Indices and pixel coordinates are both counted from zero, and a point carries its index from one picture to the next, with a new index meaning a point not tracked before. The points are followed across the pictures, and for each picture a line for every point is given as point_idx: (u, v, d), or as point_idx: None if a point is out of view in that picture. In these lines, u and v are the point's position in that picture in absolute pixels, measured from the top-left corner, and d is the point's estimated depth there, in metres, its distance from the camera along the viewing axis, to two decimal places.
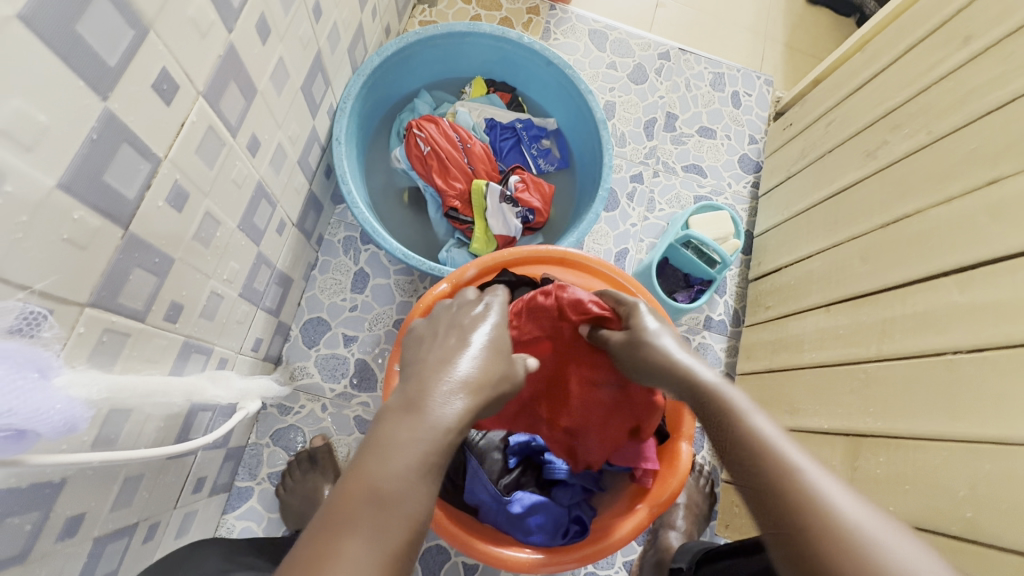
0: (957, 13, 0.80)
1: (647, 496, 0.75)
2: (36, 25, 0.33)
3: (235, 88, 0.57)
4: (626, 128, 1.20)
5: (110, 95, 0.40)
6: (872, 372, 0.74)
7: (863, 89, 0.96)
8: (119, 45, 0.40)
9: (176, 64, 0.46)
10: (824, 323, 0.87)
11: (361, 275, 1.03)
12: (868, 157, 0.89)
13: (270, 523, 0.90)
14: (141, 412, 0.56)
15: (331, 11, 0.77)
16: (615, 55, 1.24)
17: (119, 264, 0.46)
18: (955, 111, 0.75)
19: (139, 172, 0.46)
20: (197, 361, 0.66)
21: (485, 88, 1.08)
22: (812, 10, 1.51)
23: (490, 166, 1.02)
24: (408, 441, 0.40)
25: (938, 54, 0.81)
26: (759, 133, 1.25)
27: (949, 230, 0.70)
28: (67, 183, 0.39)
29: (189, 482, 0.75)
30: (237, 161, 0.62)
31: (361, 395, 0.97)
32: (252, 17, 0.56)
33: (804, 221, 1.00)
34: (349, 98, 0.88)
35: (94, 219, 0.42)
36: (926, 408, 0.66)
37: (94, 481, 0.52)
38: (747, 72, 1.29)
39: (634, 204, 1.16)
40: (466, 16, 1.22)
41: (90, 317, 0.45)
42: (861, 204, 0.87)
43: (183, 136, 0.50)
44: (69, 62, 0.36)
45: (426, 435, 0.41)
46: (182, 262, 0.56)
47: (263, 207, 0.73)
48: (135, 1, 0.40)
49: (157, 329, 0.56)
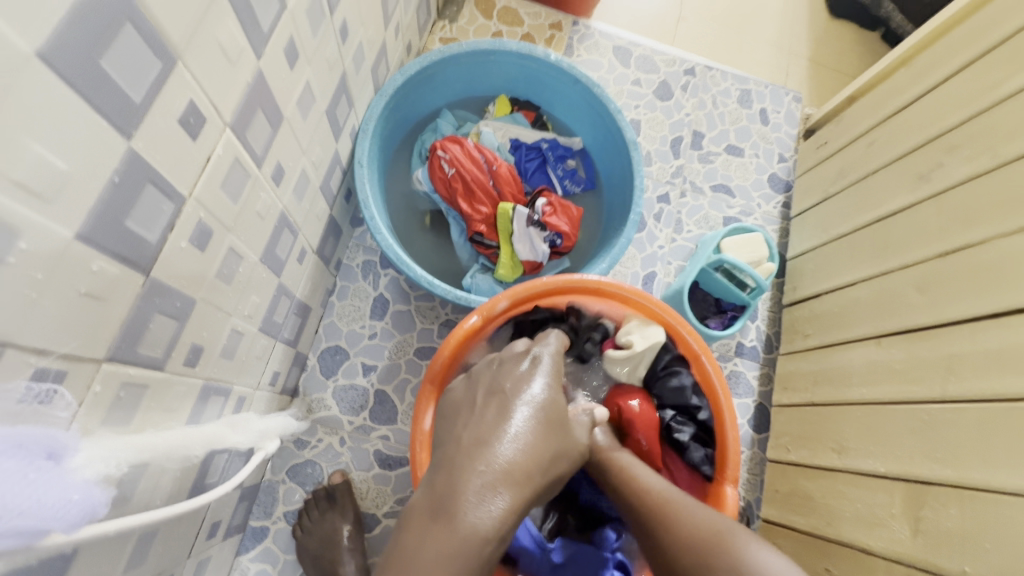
0: (1014, 31, 0.76)
1: None
2: (57, 62, 0.29)
3: (262, 117, 0.53)
4: (652, 147, 1.17)
5: (136, 133, 0.36)
6: (932, 413, 0.70)
7: (906, 109, 0.92)
8: (146, 78, 0.36)
9: (204, 96, 0.43)
10: (875, 357, 0.81)
11: (380, 301, 0.98)
12: (923, 179, 0.83)
13: (286, 565, 0.86)
14: (158, 466, 0.52)
15: (358, 31, 0.73)
16: (639, 71, 1.21)
17: (138, 313, 0.42)
18: (1017, 135, 0.71)
19: (163, 213, 0.42)
20: (215, 404, 0.62)
21: (509, 106, 1.05)
22: (836, 24, 1.48)
23: (516, 188, 0.97)
24: (442, 549, 0.39)
25: (993, 75, 0.77)
26: (788, 151, 1.21)
27: (1017, 263, 0.66)
28: (86, 233, 0.35)
29: (203, 529, 0.70)
30: (262, 193, 0.58)
31: (381, 428, 0.93)
32: (281, 41, 0.53)
33: (844, 245, 0.96)
34: (372, 119, 0.85)
35: (114, 268, 0.38)
36: (999, 456, 0.61)
37: (108, 545, 0.48)
38: (775, 88, 1.25)
39: (662, 226, 1.12)
40: (487, 32, 1.19)
41: (106, 373, 0.40)
42: (909, 230, 0.83)
43: (209, 171, 0.46)
44: (92, 100, 0.32)
45: (460, 541, 0.39)
46: (203, 303, 0.52)
47: (285, 237, 0.69)
48: (163, 30, 0.36)
49: (176, 376, 0.51)
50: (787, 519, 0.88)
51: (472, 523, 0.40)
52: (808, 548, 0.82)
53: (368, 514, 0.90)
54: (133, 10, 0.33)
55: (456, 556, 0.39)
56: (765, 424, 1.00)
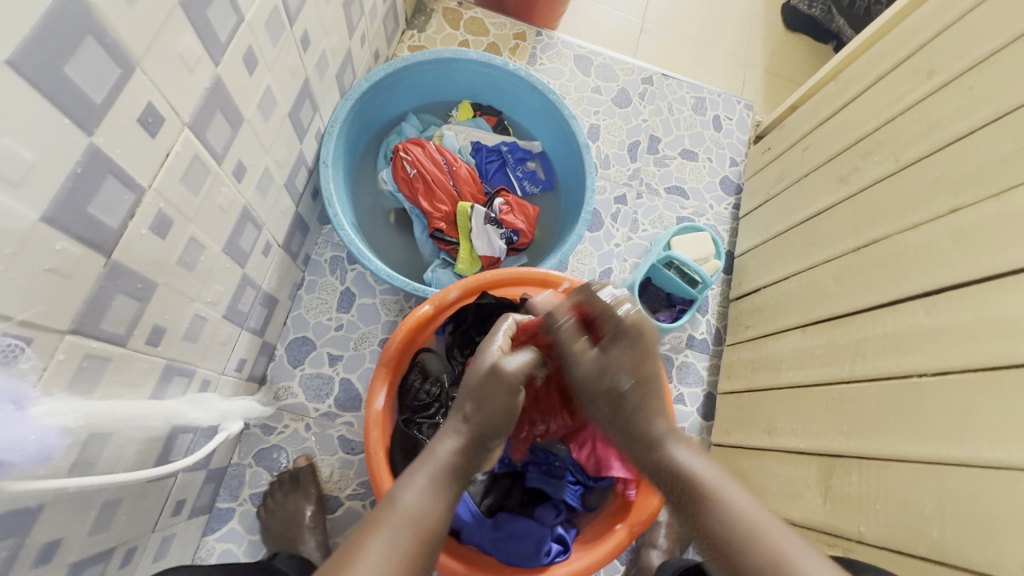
0: (923, 46, 0.83)
1: (627, 516, 0.76)
2: (25, 69, 0.34)
3: (221, 118, 0.59)
4: (610, 151, 1.23)
5: (97, 130, 0.42)
6: (846, 392, 0.76)
7: (836, 117, 0.99)
8: (107, 82, 0.41)
9: (163, 98, 0.48)
10: (801, 343, 0.89)
11: (347, 294, 1.04)
12: (841, 182, 0.92)
13: (251, 545, 0.90)
14: (122, 436, 0.56)
15: (320, 41, 0.79)
16: (599, 79, 1.28)
17: (101, 291, 0.47)
18: (921, 140, 0.78)
19: (124, 202, 0.47)
20: (179, 383, 0.66)
21: (471, 111, 1.11)
22: (791, 37, 1.56)
23: (475, 189, 1.04)
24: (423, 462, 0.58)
25: (905, 86, 0.85)
26: (739, 156, 1.28)
27: (916, 256, 0.73)
28: (50, 217, 0.40)
29: (169, 504, 0.75)
30: (223, 188, 0.63)
31: (345, 415, 0.97)
32: (240, 50, 0.58)
33: (782, 243, 1.03)
34: (337, 122, 0.90)
35: (77, 248, 0.43)
36: (895, 429, 0.68)
37: (73, 506, 0.53)
38: (728, 96, 1.32)
39: (618, 225, 1.18)
40: (454, 41, 1.25)
41: (70, 344, 0.45)
42: (834, 228, 0.90)
43: (168, 166, 0.51)
44: (56, 100, 0.37)
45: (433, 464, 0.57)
46: (165, 287, 0.57)
47: (248, 231, 0.74)
48: (123, 41, 0.41)
49: (139, 353, 0.56)
50: None
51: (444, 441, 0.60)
52: None
53: (332, 496, 0.94)
54: (95, 25, 0.38)
55: (432, 467, 0.57)
56: (711, 412, 1.06)
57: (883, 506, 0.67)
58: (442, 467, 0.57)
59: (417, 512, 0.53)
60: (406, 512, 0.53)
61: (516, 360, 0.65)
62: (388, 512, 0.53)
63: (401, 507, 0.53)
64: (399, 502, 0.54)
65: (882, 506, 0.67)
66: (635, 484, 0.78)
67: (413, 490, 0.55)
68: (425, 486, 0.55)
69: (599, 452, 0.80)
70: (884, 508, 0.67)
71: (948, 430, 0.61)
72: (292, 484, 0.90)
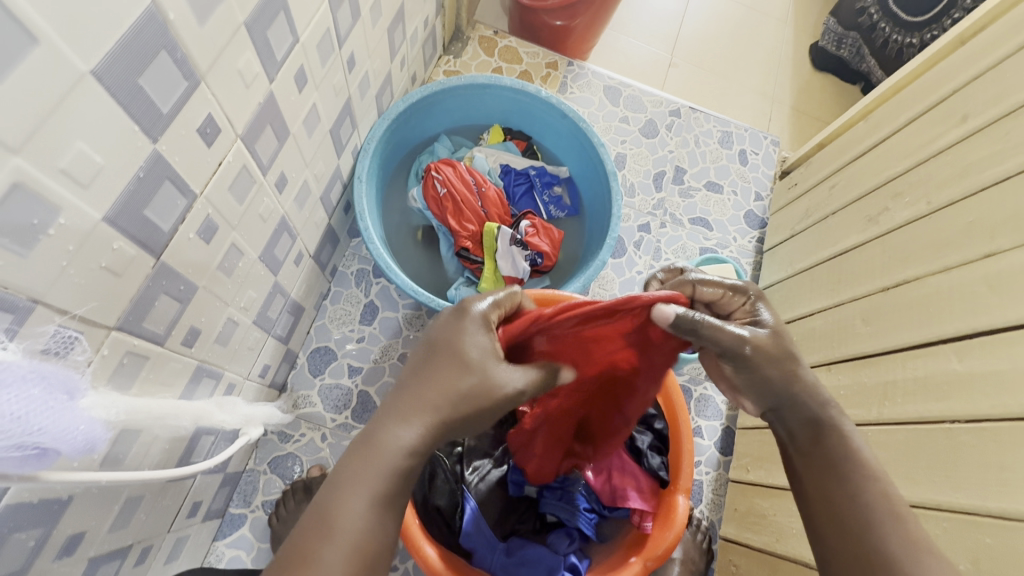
0: (955, 93, 0.85)
1: (642, 548, 0.74)
2: (106, 79, 0.37)
3: (270, 131, 0.61)
4: (635, 179, 1.24)
5: (161, 138, 0.44)
6: (873, 435, 0.75)
7: (866, 156, 1.00)
8: (174, 94, 0.43)
9: (221, 111, 0.50)
10: (825, 382, 0.88)
11: (370, 307, 1.05)
12: (870, 222, 0.92)
13: (260, 553, 0.90)
14: (151, 433, 0.58)
15: (364, 62, 0.82)
16: (627, 109, 1.30)
17: (147, 290, 0.49)
18: (954, 183, 0.78)
19: (177, 207, 0.49)
20: (207, 385, 0.68)
21: (502, 135, 1.14)
22: (818, 76, 1.58)
23: (502, 211, 1.06)
24: (363, 473, 0.46)
25: (937, 129, 0.85)
26: (764, 191, 1.28)
27: (948, 299, 0.72)
28: (112, 217, 0.42)
29: (185, 505, 0.75)
30: (265, 198, 0.66)
31: (360, 428, 0.98)
32: (292, 69, 0.61)
33: (807, 279, 1.03)
34: (373, 140, 0.93)
35: (131, 249, 0.45)
36: (928, 475, 0.66)
37: (98, 500, 0.54)
38: (755, 131, 1.33)
39: (641, 253, 1.18)
40: (488, 68, 1.29)
41: (115, 339, 0.47)
42: (863, 267, 0.89)
43: (219, 174, 0.54)
44: (129, 110, 0.40)
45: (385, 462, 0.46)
46: (204, 290, 0.59)
47: (284, 240, 0.76)
48: (192, 57, 0.44)
49: (174, 353, 0.58)
50: (745, 538, 0.92)
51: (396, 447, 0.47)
52: (762, 566, 0.86)
53: None
54: (169, 40, 0.41)
55: (374, 477, 0.46)
56: (730, 447, 1.04)
57: None
58: (388, 477, 0.46)
59: (358, 533, 0.45)
60: (347, 536, 0.44)
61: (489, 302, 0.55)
62: (321, 535, 0.44)
63: (339, 525, 0.44)
64: (335, 522, 0.44)
65: None
66: (652, 516, 0.76)
67: (354, 508, 0.45)
68: (367, 503, 0.45)
69: (614, 481, 0.79)
70: None
71: (984, 481, 0.59)
72: (304, 494, 0.90)
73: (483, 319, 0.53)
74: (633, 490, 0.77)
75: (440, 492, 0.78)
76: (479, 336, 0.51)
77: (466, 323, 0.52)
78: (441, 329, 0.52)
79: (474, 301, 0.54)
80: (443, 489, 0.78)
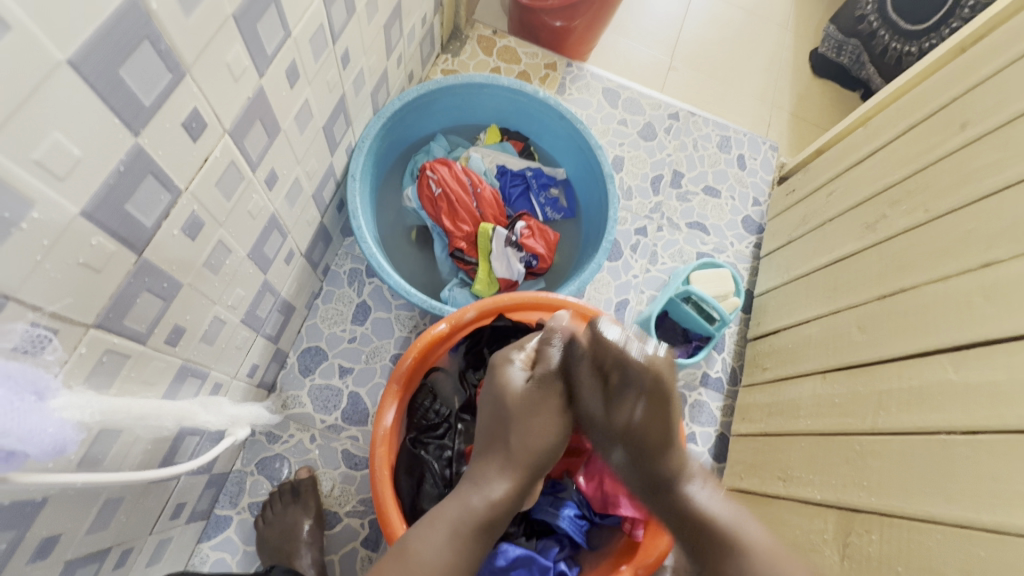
0: (955, 101, 0.84)
1: (633, 557, 0.73)
2: (83, 69, 0.36)
3: (260, 127, 0.60)
4: (633, 182, 1.23)
5: (143, 131, 0.43)
6: (868, 444, 0.74)
7: (864, 163, 0.99)
8: (157, 86, 0.42)
9: (207, 105, 0.49)
10: (820, 390, 0.87)
11: (363, 307, 1.04)
12: (867, 229, 0.91)
13: (245, 556, 0.88)
14: (132, 433, 0.56)
15: (359, 59, 0.81)
16: (626, 112, 1.29)
17: (129, 288, 0.48)
18: (953, 192, 0.77)
19: (160, 202, 0.48)
20: (192, 385, 0.66)
21: (499, 135, 1.13)
22: (818, 82, 1.58)
23: (498, 211, 1.05)
24: (445, 514, 0.65)
25: (936, 137, 0.84)
26: (762, 196, 1.27)
27: (945, 308, 0.71)
28: (90, 211, 0.41)
29: (168, 507, 0.74)
30: (254, 195, 0.65)
31: (351, 429, 0.96)
32: (284, 63, 0.60)
33: (803, 285, 1.02)
34: (368, 138, 0.92)
35: (111, 245, 0.44)
36: (921, 486, 0.65)
37: (75, 502, 0.52)
38: (754, 136, 1.32)
39: (637, 256, 1.17)
40: (486, 67, 1.28)
41: (93, 338, 0.46)
42: (860, 274, 0.89)
43: (206, 169, 0.53)
44: (109, 101, 0.38)
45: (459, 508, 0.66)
46: (189, 288, 0.58)
47: (274, 238, 0.75)
48: (177, 49, 0.43)
49: (157, 352, 0.56)
50: None
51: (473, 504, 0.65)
52: None
53: (331, 512, 0.93)
54: (152, 31, 0.39)
55: (451, 523, 0.64)
56: (724, 455, 1.04)
57: (905, 569, 0.64)
58: (464, 523, 0.64)
59: (434, 565, 0.61)
60: (427, 564, 0.61)
61: (522, 350, 0.77)
62: (405, 562, 0.61)
63: (421, 558, 0.61)
64: (417, 553, 0.62)
65: (904, 569, 0.64)
66: (643, 524, 0.75)
67: (432, 545, 0.62)
68: (444, 541, 0.63)
69: (606, 488, 0.78)
70: (906, 572, 0.64)
71: (977, 494, 0.59)
72: (292, 496, 0.89)
73: (517, 370, 0.74)
74: (624, 496, 0.76)
75: (428, 497, 0.77)
76: (517, 376, 0.73)
77: (502, 380, 0.74)
78: (491, 384, 0.75)
79: (509, 355, 0.76)
80: (431, 494, 0.77)
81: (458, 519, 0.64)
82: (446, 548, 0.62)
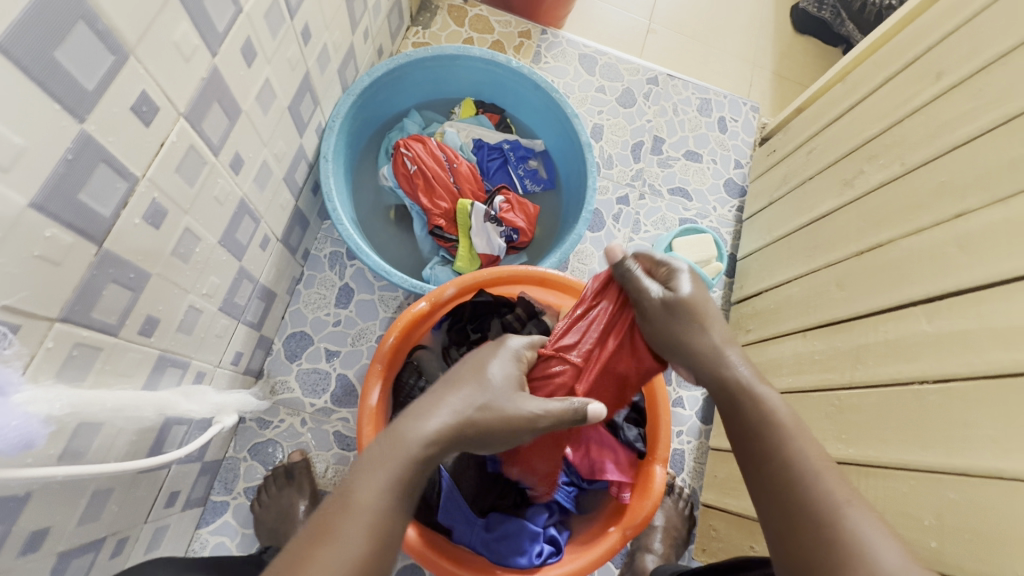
0: (928, 51, 0.83)
1: (621, 519, 0.76)
2: (15, 51, 0.34)
3: (218, 108, 0.58)
4: (613, 151, 1.22)
5: (89, 117, 0.41)
6: (846, 399, 0.76)
7: (843, 119, 0.98)
8: (100, 69, 0.41)
9: (158, 87, 0.48)
10: (801, 348, 0.88)
11: (346, 290, 1.03)
12: (845, 186, 0.91)
13: (244, 539, 0.90)
14: (113, 426, 0.57)
15: (322, 34, 0.79)
16: (604, 78, 1.27)
17: (92, 280, 0.47)
18: (927, 143, 0.77)
19: (117, 190, 0.47)
20: (172, 374, 0.66)
21: (474, 108, 1.10)
22: (800, 39, 1.54)
23: (476, 186, 1.04)
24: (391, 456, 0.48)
25: (912, 89, 0.83)
26: (744, 158, 1.26)
27: (919, 261, 0.72)
28: (40, 202, 0.40)
29: (162, 496, 0.75)
30: (219, 179, 0.63)
31: (341, 411, 0.97)
32: (238, 41, 0.58)
33: (783, 246, 1.03)
34: (338, 117, 0.90)
35: (67, 236, 0.43)
36: (898, 436, 0.67)
37: (61, 495, 0.53)
38: (734, 98, 1.31)
39: (620, 225, 1.17)
40: (458, 38, 1.24)
41: (59, 332, 0.45)
42: (837, 232, 0.89)
43: (163, 155, 0.51)
44: (46, 85, 0.37)
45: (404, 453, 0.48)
46: (158, 278, 0.57)
47: (246, 224, 0.74)
48: (117, 28, 0.41)
49: (131, 343, 0.56)
50: (723, 503, 0.93)
51: (417, 436, 0.50)
52: (740, 529, 0.88)
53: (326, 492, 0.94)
54: (87, 10, 0.38)
55: (403, 464, 0.48)
56: (711, 416, 1.06)
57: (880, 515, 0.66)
58: (411, 456, 0.49)
59: (377, 513, 0.45)
60: (370, 510, 0.45)
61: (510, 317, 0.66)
62: (347, 508, 0.44)
63: (359, 503, 0.45)
64: (357, 499, 0.45)
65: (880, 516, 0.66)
66: (630, 487, 0.77)
67: (378, 486, 0.46)
68: (388, 484, 0.47)
69: (592, 456, 0.78)
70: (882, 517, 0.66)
71: (947, 438, 0.60)
72: (286, 479, 0.90)
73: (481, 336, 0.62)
74: (609, 463, 0.77)
75: None
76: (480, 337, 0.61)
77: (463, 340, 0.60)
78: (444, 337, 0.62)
79: None
80: None
81: (405, 460, 0.48)
82: (388, 491, 0.46)
